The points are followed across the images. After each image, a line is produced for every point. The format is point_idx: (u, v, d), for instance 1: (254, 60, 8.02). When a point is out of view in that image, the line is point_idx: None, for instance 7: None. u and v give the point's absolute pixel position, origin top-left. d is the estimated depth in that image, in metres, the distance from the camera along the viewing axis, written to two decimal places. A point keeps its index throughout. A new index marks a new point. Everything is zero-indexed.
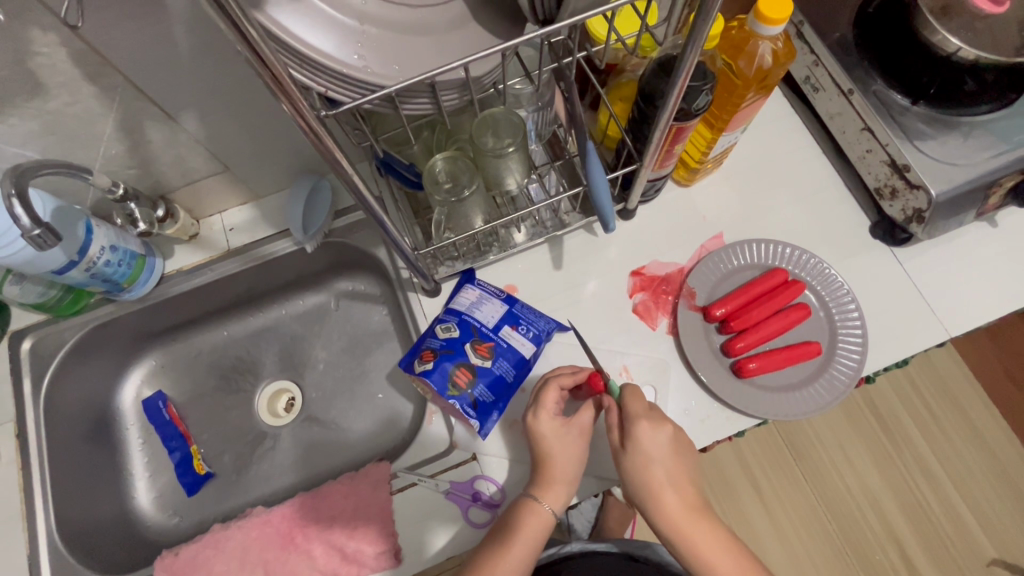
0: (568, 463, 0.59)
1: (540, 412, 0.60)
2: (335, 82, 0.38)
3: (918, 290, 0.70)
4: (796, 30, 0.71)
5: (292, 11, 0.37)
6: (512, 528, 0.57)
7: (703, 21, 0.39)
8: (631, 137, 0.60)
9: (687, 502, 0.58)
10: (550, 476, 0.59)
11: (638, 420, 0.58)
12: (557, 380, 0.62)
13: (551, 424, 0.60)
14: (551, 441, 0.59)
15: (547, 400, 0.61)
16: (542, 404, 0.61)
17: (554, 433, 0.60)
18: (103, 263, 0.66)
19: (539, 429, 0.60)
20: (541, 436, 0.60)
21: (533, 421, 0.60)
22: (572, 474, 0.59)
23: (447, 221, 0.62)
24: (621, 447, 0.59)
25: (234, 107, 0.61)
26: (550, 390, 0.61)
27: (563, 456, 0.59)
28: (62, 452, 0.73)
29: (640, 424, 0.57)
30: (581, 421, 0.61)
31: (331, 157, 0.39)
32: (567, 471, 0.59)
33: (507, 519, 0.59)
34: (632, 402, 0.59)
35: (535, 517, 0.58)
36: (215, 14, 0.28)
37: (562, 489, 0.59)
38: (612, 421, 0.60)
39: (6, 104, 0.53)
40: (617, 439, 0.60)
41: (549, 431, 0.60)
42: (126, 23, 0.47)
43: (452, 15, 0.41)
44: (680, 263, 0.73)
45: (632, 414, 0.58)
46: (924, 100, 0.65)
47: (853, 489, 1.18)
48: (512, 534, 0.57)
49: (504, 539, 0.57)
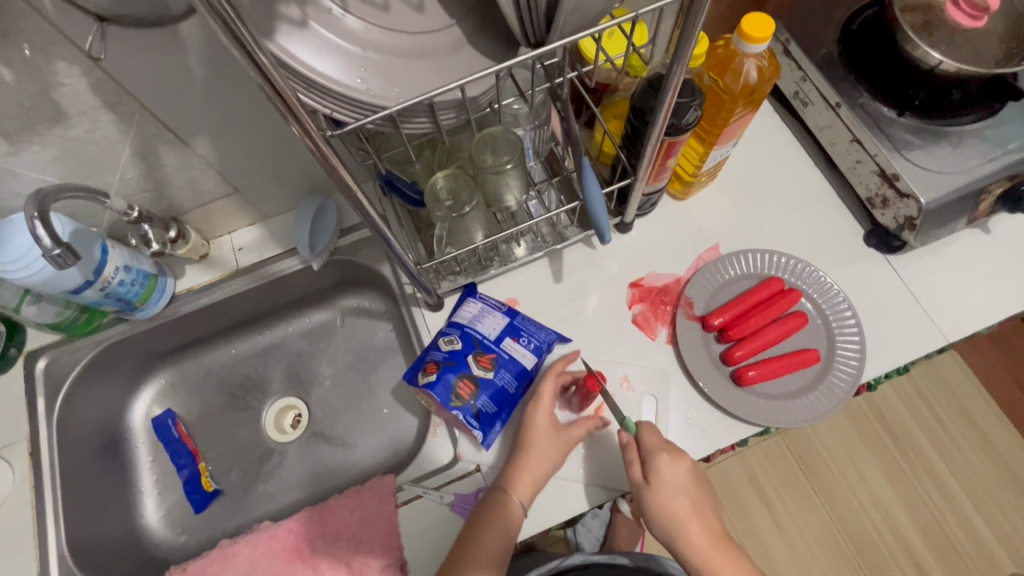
0: (542, 460, 0.61)
1: (539, 405, 0.64)
2: (341, 104, 0.40)
3: (914, 297, 0.71)
4: (783, 47, 0.74)
5: (299, 39, 0.39)
6: (486, 523, 0.58)
7: (687, 41, 0.41)
8: (625, 153, 0.62)
9: (709, 533, 0.61)
10: (523, 467, 0.61)
11: (658, 453, 0.59)
12: (556, 374, 0.66)
13: (545, 419, 0.63)
14: (538, 435, 0.62)
15: (546, 394, 0.64)
16: (541, 397, 0.64)
17: (543, 428, 0.62)
18: (117, 283, 0.68)
19: (533, 420, 0.63)
20: (533, 425, 0.63)
21: (530, 412, 0.63)
22: (545, 473, 0.61)
23: (449, 236, 0.64)
24: (644, 482, 0.59)
25: (244, 132, 0.63)
26: (550, 384, 0.65)
27: (540, 451, 0.61)
28: (75, 469, 0.74)
29: (661, 456, 0.59)
30: (568, 435, 0.63)
31: (336, 174, 0.41)
32: (541, 469, 0.61)
33: (480, 517, 0.59)
34: (649, 436, 0.60)
35: (506, 511, 0.58)
36: (229, 42, 0.30)
37: (532, 482, 0.60)
38: (631, 455, 0.61)
39: (30, 132, 0.56)
40: (638, 473, 0.60)
41: (540, 424, 0.63)
42: (145, 55, 0.50)
43: (449, 39, 0.43)
44: (678, 274, 0.74)
45: (650, 449, 0.59)
46: (910, 111, 0.67)
47: (867, 506, 1.16)
48: (488, 531, 0.57)
49: (481, 536, 0.57)
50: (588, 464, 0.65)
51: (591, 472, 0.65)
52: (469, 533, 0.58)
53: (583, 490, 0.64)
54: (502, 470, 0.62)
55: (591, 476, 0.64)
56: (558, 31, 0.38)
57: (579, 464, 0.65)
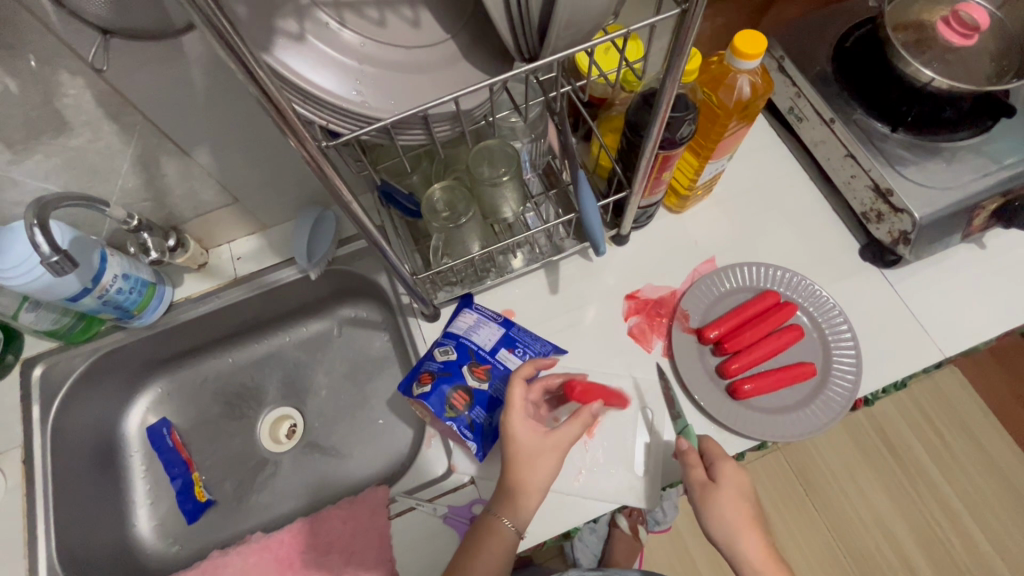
0: (536, 474, 0.57)
1: (512, 413, 0.58)
2: (337, 116, 0.41)
3: (910, 311, 0.71)
4: (778, 64, 0.75)
5: (297, 53, 0.40)
6: (481, 549, 0.55)
7: (680, 57, 0.42)
8: (622, 166, 0.63)
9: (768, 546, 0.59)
10: (518, 487, 0.56)
11: (725, 457, 0.60)
12: (520, 376, 0.60)
13: (524, 429, 0.57)
14: (523, 447, 0.57)
15: (517, 400, 0.59)
16: (514, 405, 0.58)
17: (525, 439, 0.57)
18: (115, 291, 0.69)
19: (512, 433, 0.57)
20: (513, 438, 0.57)
21: (506, 422, 0.58)
22: (540, 488, 0.57)
23: (445, 247, 0.65)
24: (709, 481, 0.59)
25: (244, 143, 0.64)
26: (520, 390, 0.59)
27: (532, 464, 0.57)
28: (68, 477, 0.74)
29: (728, 459, 0.60)
30: (555, 437, 0.58)
31: (332, 185, 0.41)
32: (534, 484, 0.57)
33: (475, 540, 0.56)
34: (711, 443, 0.61)
35: (498, 535, 0.56)
36: (226, 55, 0.31)
37: (527, 501, 0.56)
38: (693, 458, 0.60)
39: (33, 141, 0.57)
40: (702, 475, 0.59)
41: (520, 435, 0.57)
42: (146, 67, 0.51)
43: (445, 53, 0.44)
44: (673, 286, 0.74)
45: (715, 454, 0.60)
46: (903, 127, 0.67)
47: (870, 523, 1.14)
48: (484, 560, 0.55)
49: (476, 564, 0.55)
50: (584, 477, 0.64)
51: (587, 486, 0.64)
52: (463, 559, 0.56)
53: (579, 503, 0.64)
54: (495, 490, 0.58)
55: (588, 489, 0.64)
56: (550, 47, 0.39)
57: (574, 477, 0.64)
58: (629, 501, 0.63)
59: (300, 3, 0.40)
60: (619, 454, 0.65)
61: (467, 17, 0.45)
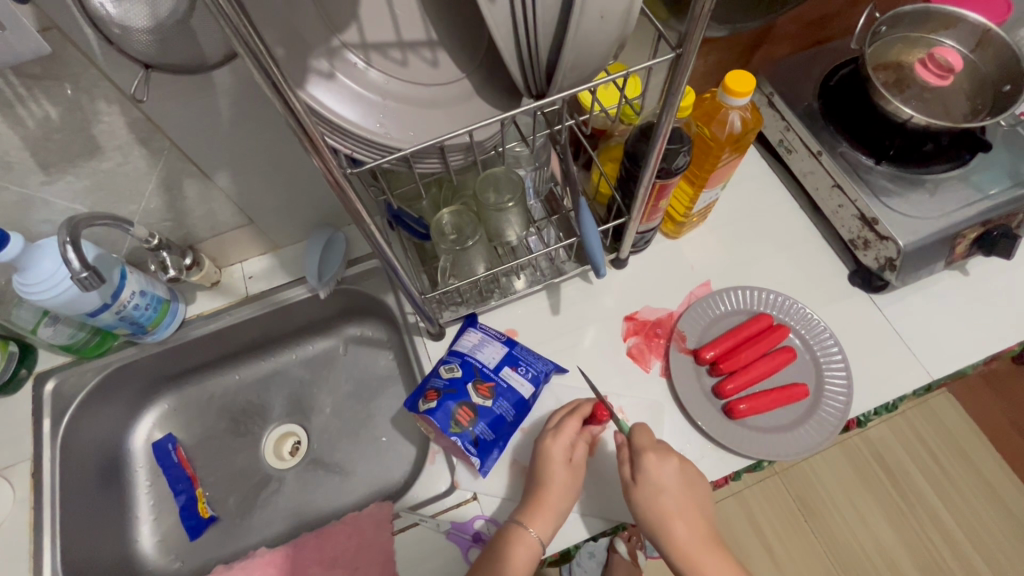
0: (561, 496, 0.61)
1: (556, 438, 0.63)
2: (361, 146, 0.44)
3: (898, 334, 0.73)
4: (767, 100, 0.80)
5: (326, 88, 0.44)
6: (500, 553, 0.58)
7: (674, 96, 0.46)
8: (621, 195, 0.67)
9: (696, 533, 0.60)
10: (544, 500, 0.60)
11: (645, 452, 0.60)
12: (578, 411, 0.65)
13: (561, 451, 0.63)
14: (554, 466, 0.62)
15: (566, 428, 0.64)
16: (561, 431, 0.64)
17: (560, 460, 0.62)
18: (132, 306, 0.71)
19: (550, 452, 0.62)
20: (548, 456, 0.62)
21: (547, 443, 0.63)
22: (563, 505, 0.61)
23: (452, 268, 0.68)
24: (631, 480, 0.61)
25: (262, 168, 0.68)
26: (571, 420, 0.64)
27: (559, 484, 0.61)
28: (76, 492, 0.75)
29: (648, 455, 0.60)
30: (581, 461, 0.63)
31: (352, 208, 0.44)
32: (559, 501, 0.60)
33: (496, 546, 0.59)
34: (640, 437, 0.62)
35: (523, 544, 0.58)
36: (270, 93, 0.34)
37: (550, 518, 0.60)
38: (623, 454, 0.63)
39: (66, 164, 0.60)
40: (627, 472, 0.61)
41: (557, 456, 0.62)
42: (179, 96, 0.54)
43: (460, 90, 0.48)
44: (671, 308, 0.77)
45: (640, 447, 0.61)
46: (886, 160, 0.71)
47: (868, 548, 1.14)
48: (500, 563, 0.57)
49: (494, 566, 0.57)
50: (585, 494, 0.65)
51: (588, 503, 0.65)
52: (489, 562, 0.58)
53: (581, 520, 0.64)
54: (522, 502, 0.62)
55: (588, 507, 0.65)
56: (557, 85, 0.43)
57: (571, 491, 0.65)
58: (628, 517, 0.64)
59: (331, 45, 0.45)
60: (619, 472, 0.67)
61: (480, 56, 0.48)
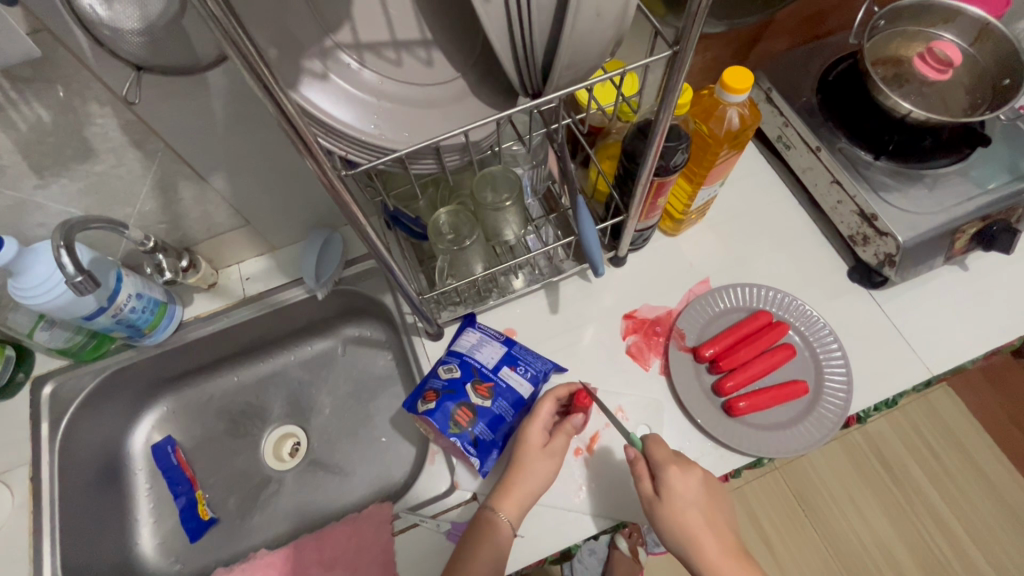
0: (533, 479, 0.61)
1: (531, 421, 0.64)
2: (355, 147, 0.44)
3: (898, 330, 0.73)
4: (766, 95, 0.79)
5: (321, 89, 0.43)
6: (476, 542, 0.58)
7: (671, 91, 0.45)
8: (618, 192, 0.66)
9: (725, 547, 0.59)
10: (513, 484, 0.60)
11: (668, 466, 0.59)
12: (553, 393, 0.66)
13: (536, 436, 0.63)
14: (528, 450, 0.62)
15: (541, 412, 0.64)
16: (536, 414, 0.64)
17: (533, 444, 0.63)
18: (129, 309, 0.71)
19: (526, 437, 0.63)
20: (523, 440, 0.63)
21: (524, 428, 0.64)
22: (534, 490, 0.61)
23: (450, 268, 0.67)
24: (655, 495, 0.59)
25: (258, 169, 0.67)
26: (546, 403, 0.65)
27: (532, 469, 0.61)
28: (75, 495, 0.75)
29: (672, 469, 0.59)
30: (556, 446, 0.63)
31: (347, 209, 0.44)
32: (530, 486, 0.61)
33: (469, 534, 0.59)
34: (656, 450, 0.61)
35: (493, 528, 0.58)
36: (261, 95, 0.33)
37: (520, 502, 0.60)
38: (639, 469, 0.62)
39: (60, 167, 0.60)
40: (649, 488, 0.60)
41: (531, 439, 0.63)
42: (173, 98, 0.54)
43: (455, 90, 0.47)
44: (670, 306, 0.77)
45: (660, 461, 0.60)
46: (885, 155, 0.70)
47: (868, 544, 1.15)
48: (471, 549, 0.57)
49: (471, 556, 0.56)
50: (585, 493, 0.65)
51: (590, 502, 0.65)
52: (460, 546, 0.58)
53: (583, 519, 0.64)
54: (494, 486, 0.62)
55: (589, 505, 0.65)
56: (553, 84, 0.42)
57: (575, 494, 0.65)
58: (630, 517, 0.64)
59: (324, 46, 0.44)
60: (620, 471, 0.67)
61: (475, 56, 0.48)
